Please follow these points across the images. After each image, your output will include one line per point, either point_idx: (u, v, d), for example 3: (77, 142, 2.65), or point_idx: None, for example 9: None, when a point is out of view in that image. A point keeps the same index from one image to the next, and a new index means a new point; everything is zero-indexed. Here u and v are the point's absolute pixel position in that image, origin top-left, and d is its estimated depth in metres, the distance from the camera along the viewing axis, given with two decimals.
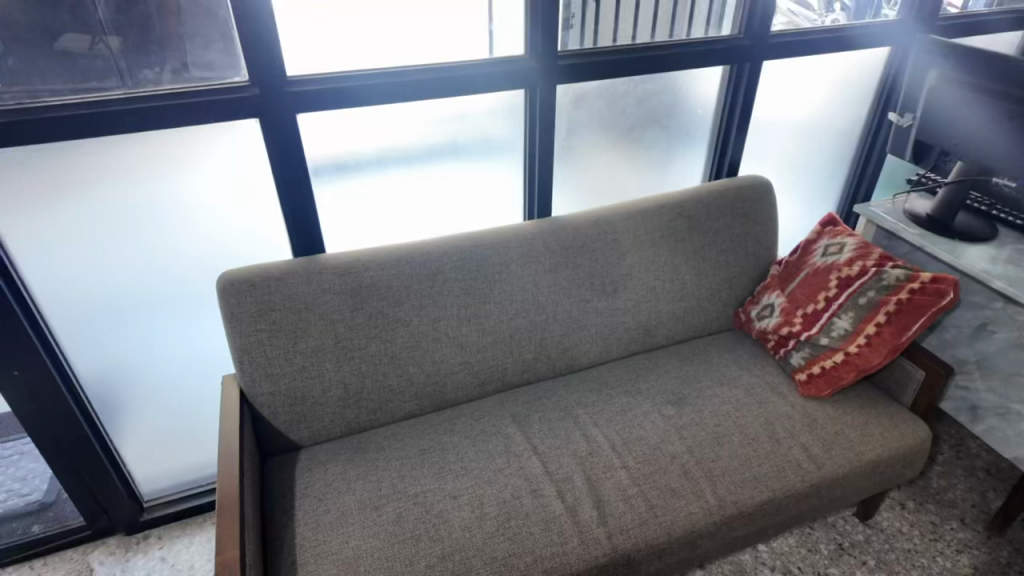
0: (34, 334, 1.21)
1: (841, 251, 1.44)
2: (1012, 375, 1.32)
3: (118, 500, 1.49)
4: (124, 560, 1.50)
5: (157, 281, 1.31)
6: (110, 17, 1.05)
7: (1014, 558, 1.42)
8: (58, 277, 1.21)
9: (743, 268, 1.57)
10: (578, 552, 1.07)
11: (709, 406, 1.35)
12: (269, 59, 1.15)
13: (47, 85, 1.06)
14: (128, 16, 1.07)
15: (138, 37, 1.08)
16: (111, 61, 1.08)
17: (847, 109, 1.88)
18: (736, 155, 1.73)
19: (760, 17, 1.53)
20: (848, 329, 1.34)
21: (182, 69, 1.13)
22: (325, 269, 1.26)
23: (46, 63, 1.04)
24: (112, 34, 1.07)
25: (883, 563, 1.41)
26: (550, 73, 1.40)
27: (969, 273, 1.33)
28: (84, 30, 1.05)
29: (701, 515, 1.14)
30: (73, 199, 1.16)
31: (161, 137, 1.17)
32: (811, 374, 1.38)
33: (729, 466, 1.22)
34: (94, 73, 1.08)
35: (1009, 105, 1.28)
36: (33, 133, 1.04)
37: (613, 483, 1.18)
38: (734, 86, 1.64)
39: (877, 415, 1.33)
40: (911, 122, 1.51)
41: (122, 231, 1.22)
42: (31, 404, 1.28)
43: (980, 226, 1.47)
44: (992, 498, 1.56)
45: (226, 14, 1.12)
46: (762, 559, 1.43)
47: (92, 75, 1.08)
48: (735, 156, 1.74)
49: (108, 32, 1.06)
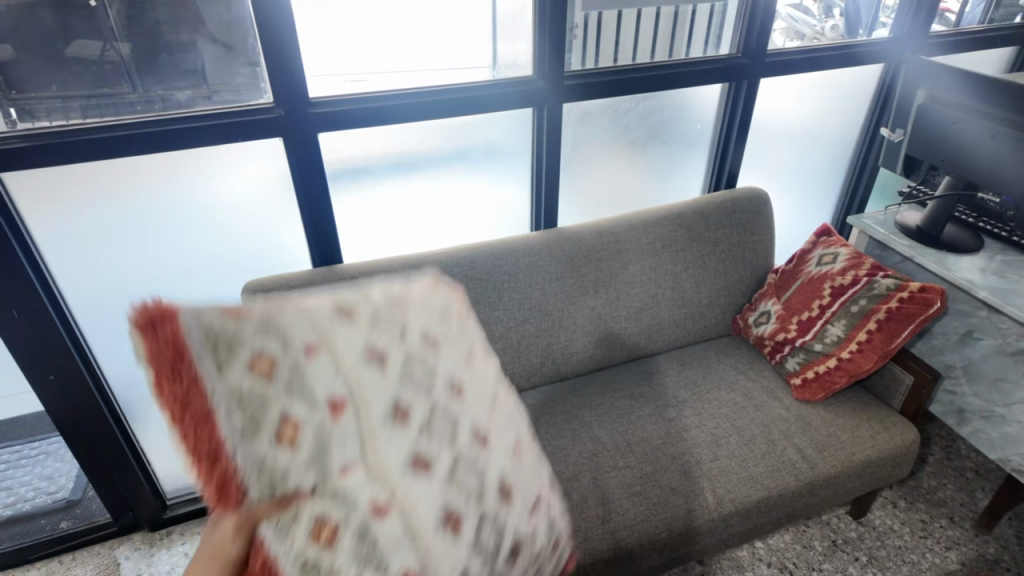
0: (69, 339, 1.28)
1: (835, 261, 1.51)
2: (997, 380, 1.39)
3: (143, 497, 1.56)
4: (149, 555, 1.57)
5: (183, 289, 1.38)
6: (133, 44, 1.11)
7: (1001, 555, 1.48)
8: (88, 284, 1.28)
9: (741, 276, 1.64)
10: (584, 546, 1.14)
11: (708, 409, 1.42)
12: (291, 80, 1.22)
13: (76, 106, 1.13)
14: (139, 25, 1.11)
15: (150, 47, 1.13)
16: (123, 67, 1.12)
17: (843, 120, 1.94)
18: (736, 154, 1.77)
19: (757, 35, 1.59)
20: (840, 336, 1.41)
21: (206, 91, 1.20)
22: (343, 279, 1.33)
23: (75, 86, 1.11)
24: (122, 41, 1.11)
25: (875, 559, 1.48)
26: (556, 91, 1.47)
27: (956, 282, 1.41)
28: (96, 37, 1.09)
29: (700, 511, 1.21)
30: (103, 211, 1.22)
31: (191, 155, 1.24)
32: (805, 379, 1.44)
33: (726, 466, 1.28)
34: (107, 80, 1.13)
35: (991, 123, 1.35)
36: (70, 152, 1.11)
37: (617, 481, 1.25)
38: (732, 103, 1.71)
39: (869, 418, 1.39)
40: (902, 138, 1.59)
41: (151, 239, 1.29)
42: (64, 405, 1.35)
43: (967, 237, 1.54)
44: (980, 497, 1.62)
45: (254, 41, 1.19)
46: (759, 555, 1.50)
47: (106, 82, 1.13)
48: (735, 157, 1.77)
49: (118, 39, 1.10)
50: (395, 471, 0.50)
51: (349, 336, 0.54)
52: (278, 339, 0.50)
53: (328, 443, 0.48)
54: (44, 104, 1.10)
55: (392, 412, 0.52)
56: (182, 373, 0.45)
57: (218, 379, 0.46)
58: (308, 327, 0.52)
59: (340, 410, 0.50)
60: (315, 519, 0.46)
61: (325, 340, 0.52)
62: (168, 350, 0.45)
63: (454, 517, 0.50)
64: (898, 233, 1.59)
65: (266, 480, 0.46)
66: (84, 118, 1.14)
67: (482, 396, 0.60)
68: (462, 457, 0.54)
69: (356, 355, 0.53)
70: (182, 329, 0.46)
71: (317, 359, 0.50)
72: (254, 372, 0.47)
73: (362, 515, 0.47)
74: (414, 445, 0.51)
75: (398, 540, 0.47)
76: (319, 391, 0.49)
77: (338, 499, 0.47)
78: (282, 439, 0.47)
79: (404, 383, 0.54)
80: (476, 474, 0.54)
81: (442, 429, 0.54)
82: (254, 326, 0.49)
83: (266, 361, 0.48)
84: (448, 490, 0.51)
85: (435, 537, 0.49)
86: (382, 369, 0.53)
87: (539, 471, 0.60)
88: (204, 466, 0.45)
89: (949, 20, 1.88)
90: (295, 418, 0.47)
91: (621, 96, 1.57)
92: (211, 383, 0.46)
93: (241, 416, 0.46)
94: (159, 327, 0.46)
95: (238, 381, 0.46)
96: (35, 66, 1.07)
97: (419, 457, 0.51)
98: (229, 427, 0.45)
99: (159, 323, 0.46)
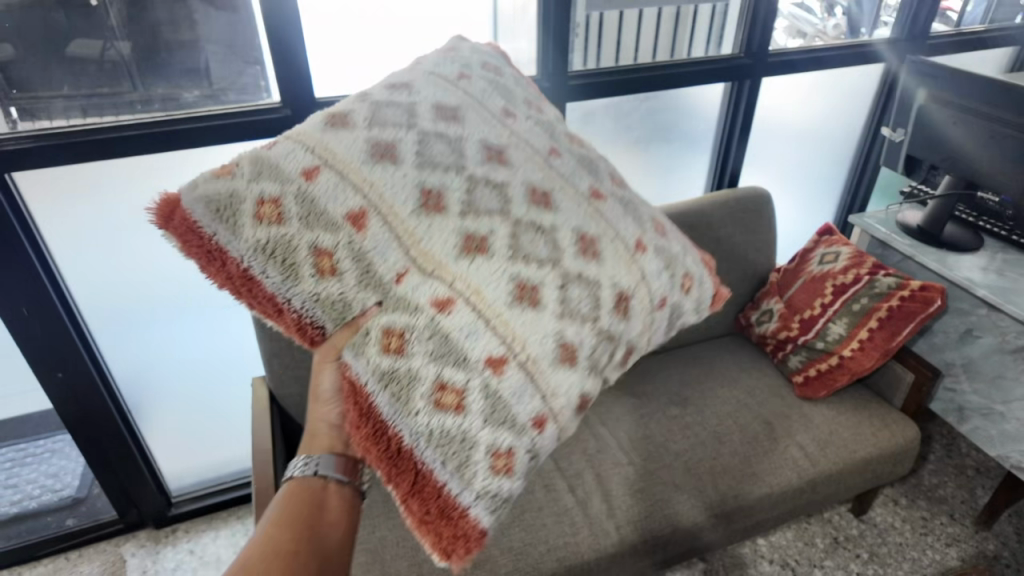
0: (77, 338, 1.29)
1: (836, 260, 1.52)
2: (996, 378, 1.40)
3: (149, 495, 1.58)
4: (155, 552, 1.58)
5: (187, 289, 1.39)
6: (132, 42, 1.12)
7: (1000, 551, 1.49)
8: (95, 281, 1.29)
9: (745, 275, 1.65)
10: (589, 542, 1.15)
11: (710, 407, 1.43)
12: (297, 79, 1.23)
13: (77, 107, 1.13)
14: (140, 25, 1.11)
15: (150, 46, 1.13)
16: (123, 66, 1.13)
17: (845, 120, 1.95)
18: (737, 163, 1.80)
19: (759, 36, 1.60)
20: (843, 334, 1.42)
21: (211, 92, 1.21)
22: None
23: (75, 86, 1.11)
24: (122, 39, 1.11)
25: (876, 556, 1.49)
26: (560, 91, 1.48)
27: (957, 282, 1.42)
28: (97, 37, 1.09)
29: (703, 508, 1.22)
30: (108, 210, 1.23)
31: (196, 155, 1.25)
32: (807, 377, 1.46)
33: (729, 464, 1.29)
34: (108, 79, 1.13)
35: (990, 125, 1.37)
36: (75, 152, 1.11)
37: (620, 478, 1.26)
38: (734, 104, 1.72)
39: (870, 416, 1.40)
40: (902, 138, 1.60)
41: (157, 238, 1.30)
42: (72, 403, 1.36)
43: (967, 237, 1.55)
44: (980, 495, 1.63)
45: (261, 42, 1.21)
46: (761, 552, 1.51)
47: (107, 81, 1.13)
48: (735, 166, 1.80)
49: (119, 37, 1.10)
50: (443, 260, 0.67)
51: (350, 140, 0.71)
52: (279, 177, 0.66)
53: (362, 252, 0.65)
54: (48, 103, 1.11)
55: (421, 201, 0.69)
56: (211, 256, 0.63)
57: (241, 242, 0.63)
58: (301, 149, 0.69)
59: (363, 221, 0.66)
60: (382, 328, 0.64)
61: (324, 161, 0.68)
62: (192, 238, 0.63)
63: (515, 286, 0.68)
64: (899, 233, 1.60)
65: (329, 310, 0.65)
66: (84, 118, 1.14)
67: (515, 154, 0.79)
68: (499, 229, 0.71)
69: (362, 155, 0.69)
70: (179, 208, 0.63)
71: (321, 179, 0.66)
72: (265, 215, 0.63)
73: (429, 315, 0.65)
74: (459, 228, 0.69)
75: (461, 331, 0.65)
76: (335, 213, 0.66)
77: (396, 302, 0.65)
78: (326, 261, 0.64)
79: (417, 164, 0.71)
80: (516, 230, 0.72)
81: (482, 207, 0.71)
82: (250, 173, 0.65)
83: (269, 202, 0.64)
84: (496, 266, 0.68)
85: (502, 304, 0.67)
86: (387, 163, 0.70)
87: (599, 221, 0.79)
88: (274, 316, 0.65)
89: (951, 19, 1.89)
90: (326, 241, 0.64)
91: (624, 96, 1.58)
92: (232, 245, 0.63)
93: (276, 268, 0.63)
94: (167, 219, 0.63)
95: (253, 234, 0.63)
96: (39, 66, 1.07)
97: (469, 239, 0.69)
98: (271, 282, 0.64)
99: (172, 214, 0.63)
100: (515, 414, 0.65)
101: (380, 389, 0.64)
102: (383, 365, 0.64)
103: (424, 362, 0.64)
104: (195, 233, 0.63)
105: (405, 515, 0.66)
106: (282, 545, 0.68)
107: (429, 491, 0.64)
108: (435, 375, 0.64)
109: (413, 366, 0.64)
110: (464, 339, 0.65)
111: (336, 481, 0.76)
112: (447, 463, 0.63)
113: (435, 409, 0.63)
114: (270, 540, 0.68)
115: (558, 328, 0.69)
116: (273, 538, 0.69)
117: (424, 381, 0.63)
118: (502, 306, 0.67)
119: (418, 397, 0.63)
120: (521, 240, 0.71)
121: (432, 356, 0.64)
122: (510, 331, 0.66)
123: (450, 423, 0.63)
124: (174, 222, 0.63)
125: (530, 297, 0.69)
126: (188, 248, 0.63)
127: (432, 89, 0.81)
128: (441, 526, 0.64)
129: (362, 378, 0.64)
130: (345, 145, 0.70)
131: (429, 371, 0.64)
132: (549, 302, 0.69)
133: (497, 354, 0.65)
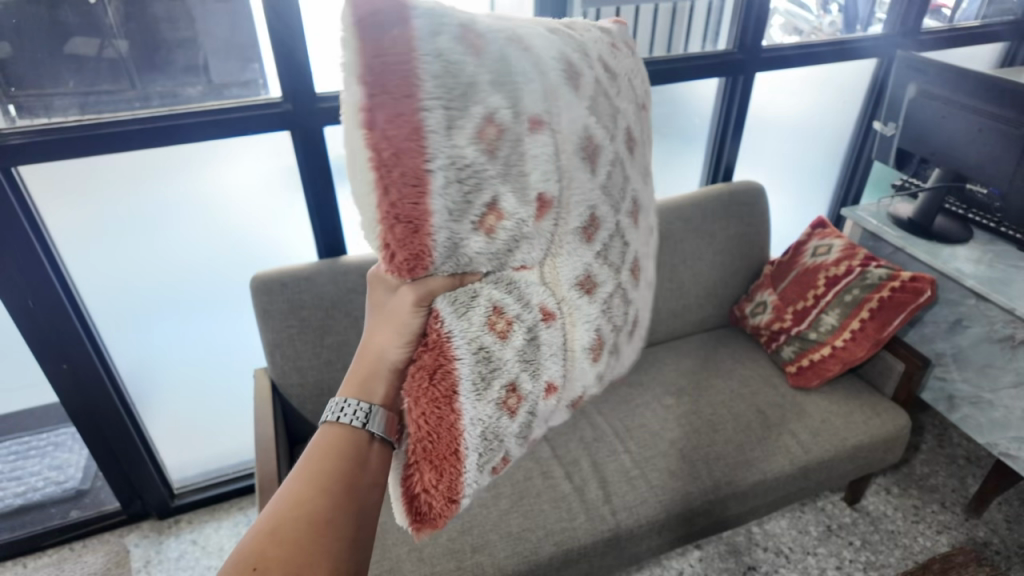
0: (84, 334, 1.32)
1: (829, 252, 1.54)
2: (984, 367, 1.41)
3: (153, 487, 1.59)
4: (158, 542, 1.61)
5: (183, 282, 1.40)
6: (130, 40, 1.13)
7: (990, 538, 1.52)
8: (96, 273, 1.31)
9: (738, 268, 1.66)
10: (586, 527, 1.17)
11: (706, 396, 1.46)
12: (295, 74, 1.24)
13: (75, 103, 1.14)
14: (138, 23, 1.12)
15: (146, 44, 1.14)
16: (121, 62, 1.14)
17: (838, 115, 1.98)
18: (731, 160, 1.83)
19: (754, 32, 1.63)
20: (835, 324, 1.45)
21: (212, 88, 1.23)
22: (349, 269, 1.35)
23: (75, 82, 1.13)
24: (121, 38, 1.12)
25: (868, 543, 1.52)
26: None
27: (946, 272, 1.45)
28: (95, 34, 1.10)
29: (698, 493, 1.24)
30: (108, 205, 1.25)
31: (196, 148, 1.26)
32: (800, 366, 1.48)
33: (723, 451, 1.32)
34: (104, 74, 1.14)
35: (977, 117, 1.39)
36: (77, 146, 1.12)
37: (617, 465, 1.29)
38: (728, 98, 1.73)
39: (860, 404, 1.43)
40: (894, 130, 1.63)
41: (159, 231, 1.32)
42: (76, 395, 1.38)
43: (956, 228, 1.58)
44: (971, 483, 1.66)
45: (258, 40, 1.23)
46: (755, 539, 1.54)
47: (103, 77, 1.14)
48: (730, 161, 1.83)
49: (117, 36, 1.12)
50: (565, 286, 0.69)
51: (577, 120, 0.65)
52: (514, 103, 0.58)
53: (522, 235, 0.62)
54: (46, 99, 1.12)
55: (585, 224, 0.69)
56: (404, 122, 0.53)
57: (444, 141, 0.54)
58: (539, 89, 0.61)
59: (543, 211, 0.63)
60: (492, 304, 0.65)
61: (550, 121, 0.62)
62: (401, 81, 0.52)
63: (596, 337, 0.74)
64: (889, 224, 1.64)
65: (453, 259, 0.60)
66: (82, 115, 1.15)
67: None
68: (612, 283, 0.75)
69: (577, 148, 0.66)
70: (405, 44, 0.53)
71: (539, 139, 0.61)
72: (480, 136, 0.56)
73: (535, 316, 0.68)
74: (591, 263, 0.71)
75: (549, 347, 0.70)
76: (533, 187, 0.61)
77: (507, 288, 0.65)
78: (490, 216, 0.59)
79: (603, 185, 0.70)
80: (616, 290, 0.76)
81: (614, 257, 0.75)
82: (490, 75, 0.57)
83: (492, 127, 0.57)
84: (595, 313, 0.73)
85: (583, 347, 0.73)
86: (589, 166, 0.67)
87: None
88: (406, 226, 0.56)
89: (944, 15, 1.92)
90: (504, 207, 0.59)
91: None
92: (435, 142, 0.54)
93: (452, 194, 0.56)
94: (383, 31, 0.52)
95: (458, 147, 0.55)
96: (35, 63, 1.08)
97: (588, 284, 0.71)
98: (437, 204, 0.55)
99: (384, 26, 0.52)
100: (533, 432, 0.72)
101: (469, 361, 0.64)
102: (483, 339, 0.65)
103: (514, 358, 0.66)
104: (406, 77, 0.52)
105: (406, 475, 0.67)
106: (319, 513, 0.59)
107: (449, 470, 0.65)
108: (516, 375, 0.67)
109: (502, 356, 0.66)
110: (547, 358, 0.70)
111: (380, 441, 0.66)
112: (478, 458, 0.67)
113: (501, 405, 0.66)
114: (300, 506, 0.59)
115: (595, 381, 0.77)
116: (303, 504, 0.59)
117: (504, 375, 0.66)
118: (582, 348, 0.73)
119: (494, 388, 0.66)
120: (619, 302, 0.77)
121: (522, 357, 0.67)
122: (574, 369, 0.73)
123: (502, 423, 0.67)
124: (389, 35, 0.52)
125: (598, 353, 0.75)
126: (380, 82, 0.52)
127: (631, 112, 0.78)
128: (436, 500, 0.66)
129: (455, 338, 0.64)
130: (573, 115, 0.65)
131: (514, 369, 0.66)
132: (605, 361, 0.77)
133: (557, 383, 0.71)
